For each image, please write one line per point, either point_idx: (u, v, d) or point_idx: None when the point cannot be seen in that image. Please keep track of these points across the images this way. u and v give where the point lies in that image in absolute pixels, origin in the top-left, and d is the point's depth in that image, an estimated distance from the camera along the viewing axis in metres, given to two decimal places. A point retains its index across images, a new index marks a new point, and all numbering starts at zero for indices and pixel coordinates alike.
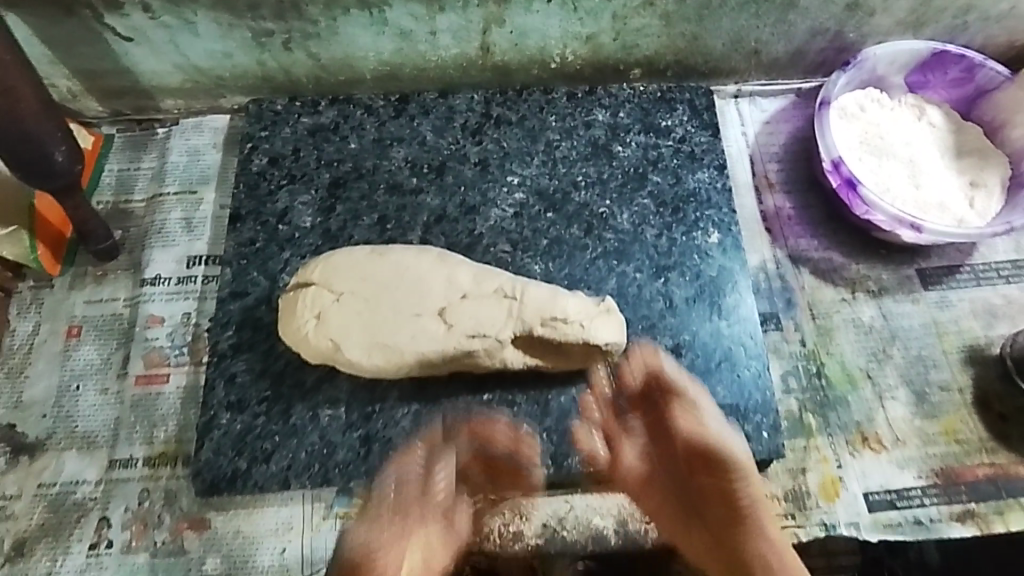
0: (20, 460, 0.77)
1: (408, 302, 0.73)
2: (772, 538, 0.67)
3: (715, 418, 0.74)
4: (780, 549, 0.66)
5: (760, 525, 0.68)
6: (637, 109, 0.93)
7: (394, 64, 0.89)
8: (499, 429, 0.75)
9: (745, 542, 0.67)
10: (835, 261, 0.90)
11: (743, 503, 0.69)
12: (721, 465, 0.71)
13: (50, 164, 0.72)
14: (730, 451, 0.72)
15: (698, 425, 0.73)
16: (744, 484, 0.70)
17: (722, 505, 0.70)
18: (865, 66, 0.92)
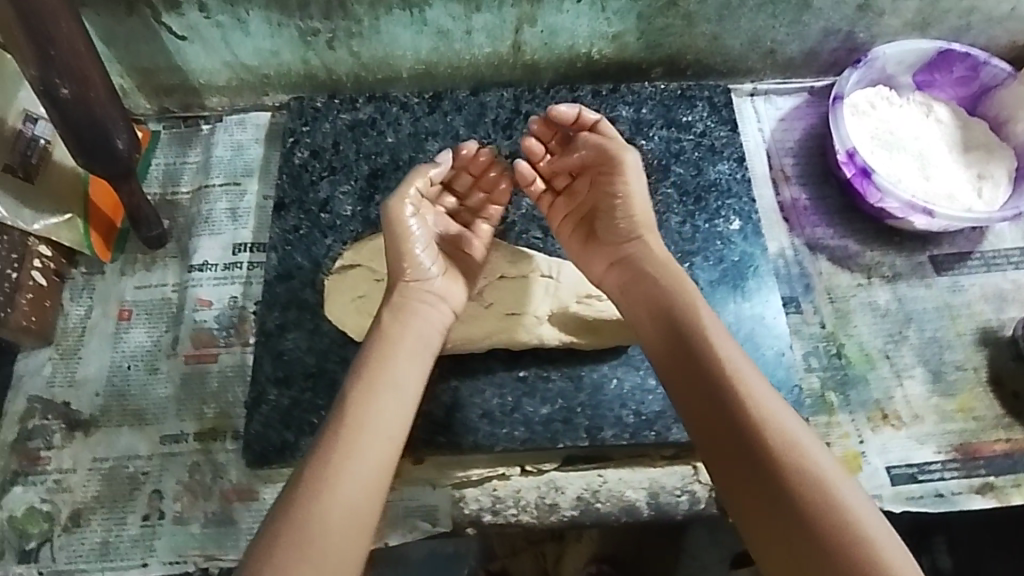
0: (75, 436, 0.81)
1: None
2: (786, 413, 0.61)
3: (705, 306, 0.70)
4: (799, 429, 0.60)
5: (775, 403, 0.61)
6: (659, 106, 0.98)
7: (430, 63, 0.94)
8: (411, 372, 0.68)
9: (758, 419, 0.60)
10: (850, 249, 0.94)
11: (751, 381, 0.63)
12: (722, 347, 0.65)
13: (113, 150, 0.77)
14: (724, 340, 0.66)
15: (693, 309, 0.69)
16: (745, 365, 0.64)
17: (736, 386, 0.62)
18: (874, 65, 0.97)
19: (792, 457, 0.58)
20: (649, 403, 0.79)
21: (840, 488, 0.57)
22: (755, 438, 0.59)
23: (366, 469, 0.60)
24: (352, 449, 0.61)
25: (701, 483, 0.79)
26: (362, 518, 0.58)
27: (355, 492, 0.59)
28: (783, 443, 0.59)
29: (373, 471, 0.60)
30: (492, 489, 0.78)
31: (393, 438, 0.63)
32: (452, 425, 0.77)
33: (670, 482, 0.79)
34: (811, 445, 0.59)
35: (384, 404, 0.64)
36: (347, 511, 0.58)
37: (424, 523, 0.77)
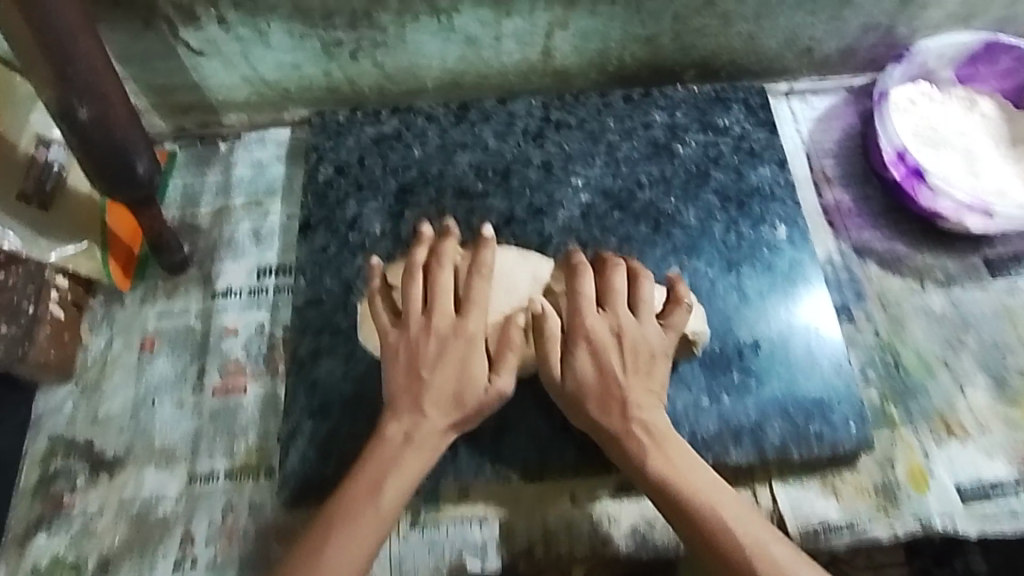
0: (101, 476, 0.77)
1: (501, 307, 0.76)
2: (772, 551, 0.63)
3: (675, 453, 0.68)
4: (786, 567, 0.62)
5: (758, 549, 0.63)
6: (694, 109, 0.94)
7: (456, 72, 0.91)
8: (412, 466, 0.68)
9: (744, 570, 0.62)
10: (899, 251, 0.90)
11: (732, 526, 0.64)
12: (696, 500, 0.65)
13: (133, 176, 0.73)
14: (699, 485, 0.66)
15: (659, 472, 0.67)
16: (719, 503, 0.65)
17: (717, 542, 0.64)
18: (916, 60, 0.94)
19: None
20: (704, 423, 0.76)
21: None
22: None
23: (358, 557, 0.64)
24: (348, 538, 0.65)
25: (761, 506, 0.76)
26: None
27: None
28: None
29: (361, 550, 0.65)
30: (542, 521, 0.74)
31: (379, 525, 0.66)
32: (499, 452, 0.74)
33: None
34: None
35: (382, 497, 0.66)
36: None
37: (473, 558, 0.72)
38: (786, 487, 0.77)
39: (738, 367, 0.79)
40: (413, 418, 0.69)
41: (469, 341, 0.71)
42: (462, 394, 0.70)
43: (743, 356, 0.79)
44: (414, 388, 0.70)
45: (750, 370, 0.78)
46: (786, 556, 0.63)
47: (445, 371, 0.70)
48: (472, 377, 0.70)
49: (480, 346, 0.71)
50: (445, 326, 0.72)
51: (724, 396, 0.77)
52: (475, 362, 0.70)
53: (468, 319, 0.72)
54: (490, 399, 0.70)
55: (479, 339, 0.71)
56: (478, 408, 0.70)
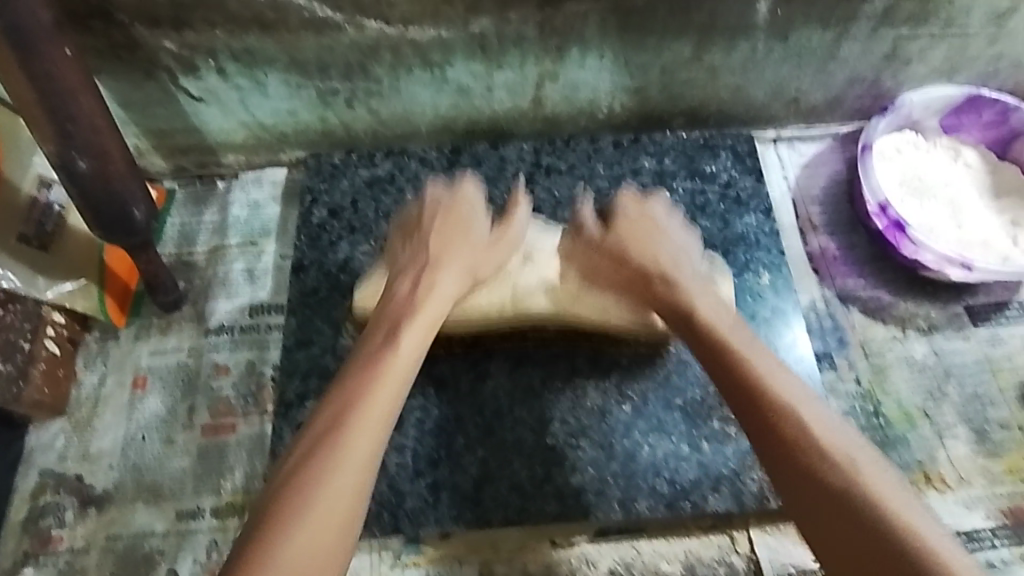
0: (90, 513, 0.78)
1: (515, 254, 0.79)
2: (828, 422, 0.57)
3: (733, 324, 0.67)
4: (840, 435, 0.57)
5: (813, 416, 0.58)
6: (681, 156, 0.96)
7: (449, 118, 0.93)
8: (410, 347, 0.65)
9: (796, 436, 0.57)
10: (884, 300, 0.91)
11: (785, 391, 0.60)
12: (751, 364, 0.62)
13: (131, 222, 0.76)
14: (756, 353, 0.64)
15: (715, 332, 0.66)
16: (830, 431, 0.57)
17: (772, 406, 0.59)
18: (901, 112, 0.95)
19: (834, 463, 0.55)
20: (684, 471, 0.76)
21: (888, 486, 0.53)
22: (814, 477, 0.55)
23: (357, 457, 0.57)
24: (346, 438, 0.58)
25: (739, 554, 0.77)
26: (347, 513, 0.55)
27: (344, 481, 0.56)
28: (824, 456, 0.55)
29: (359, 468, 0.57)
30: (523, 565, 0.75)
31: (377, 434, 0.59)
32: (481, 499, 0.75)
33: (707, 553, 0.77)
34: (856, 452, 0.55)
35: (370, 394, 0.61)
36: (334, 499, 0.55)
37: None
38: (765, 536, 0.77)
39: (719, 416, 0.79)
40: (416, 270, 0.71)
41: (461, 205, 0.77)
42: (462, 237, 0.74)
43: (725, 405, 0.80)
44: (417, 239, 0.74)
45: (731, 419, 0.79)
46: (840, 425, 0.58)
47: (443, 225, 0.74)
48: (467, 228, 0.75)
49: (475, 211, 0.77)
50: (439, 195, 0.77)
51: (705, 445, 0.78)
52: (469, 221, 0.76)
53: (462, 193, 0.78)
54: (487, 248, 0.75)
55: (471, 211, 0.76)
56: (479, 254, 0.74)
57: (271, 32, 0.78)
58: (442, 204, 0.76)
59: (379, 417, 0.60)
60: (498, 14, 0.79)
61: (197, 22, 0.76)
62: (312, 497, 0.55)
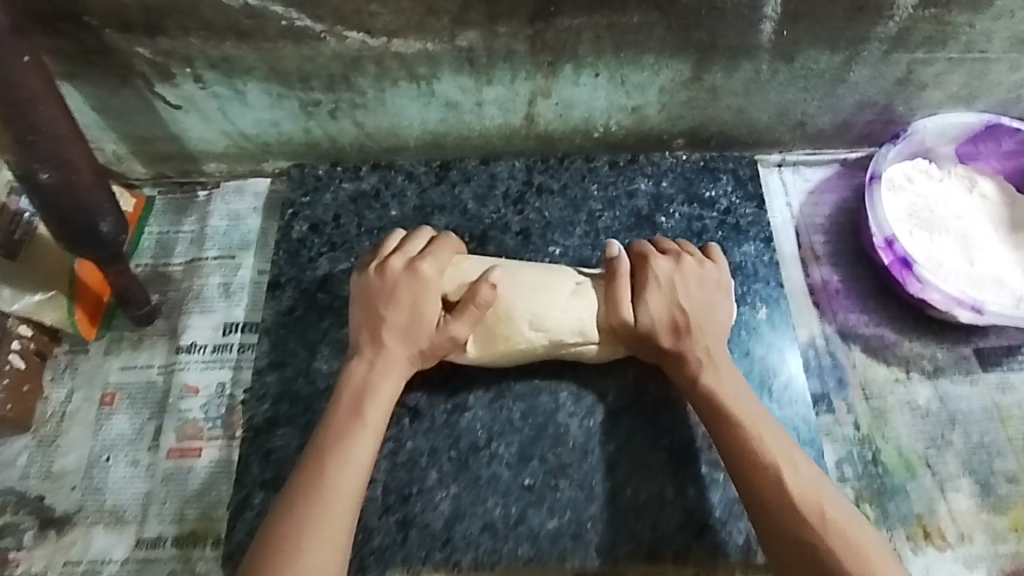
0: (48, 534, 0.75)
1: (530, 300, 0.72)
2: (806, 472, 0.62)
3: (720, 365, 0.70)
4: (814, 483, 0.62)
5: (789, 466, 0.62)
6: (680, 179, 0.92)
7: (438, 133, 0.89)
8: (378, 420, 0.66)
9: (772, 484, 0.61)
10: (887, 338, 0.86)
11: (765, 440, 0.64)
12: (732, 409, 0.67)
13: (97, 234, 0.73)
14: (739, 398, 0.68)
15: (701, 375, 0.70)
16: (799, 470, 0.62)
17: (749, 450, 0.64)
18: (914, 139, 0.90)
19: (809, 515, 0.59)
20: (667, 517, 0.72)
21: (859, 541, 0.58)
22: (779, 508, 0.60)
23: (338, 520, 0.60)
24: (332, 495, 0.60)
25: None
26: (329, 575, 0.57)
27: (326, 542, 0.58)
28: (798, 507, 0.60)
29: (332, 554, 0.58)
30: None
31: (349, 506, 0.61)
32: (451, 539, 0.71)
33: None
34: (827, 499, 0.60)
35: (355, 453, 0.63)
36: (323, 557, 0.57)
37: None
38: None
39: (705, 459, 0.75)
40: (373, 352, 0.69)
41: (424, 283, 0.70)
42: (419, 325, 0.69)
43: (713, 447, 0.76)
44: (377, 322, 0.69)
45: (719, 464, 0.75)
46: (815, 476, 0.62)
47: (399, 313, 0.69)
48: (424, 319, 0.69)
49: (435, 291, 0.70)
50: (402, 267, 0.71)
51: (690, 490, 0.74)
52: (429, 304, 0.70)
53: (429, 267, 0.71)
54: (446, 345, 0.70)
55: (433, 293, 0.70)
56: (431, 348, 0.70)
57: (248, 41, 0.75)
58: (403, 285, 0.70)
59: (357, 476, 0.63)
60: (487, 28, 0.75)
61: (171, 27, 0.73)
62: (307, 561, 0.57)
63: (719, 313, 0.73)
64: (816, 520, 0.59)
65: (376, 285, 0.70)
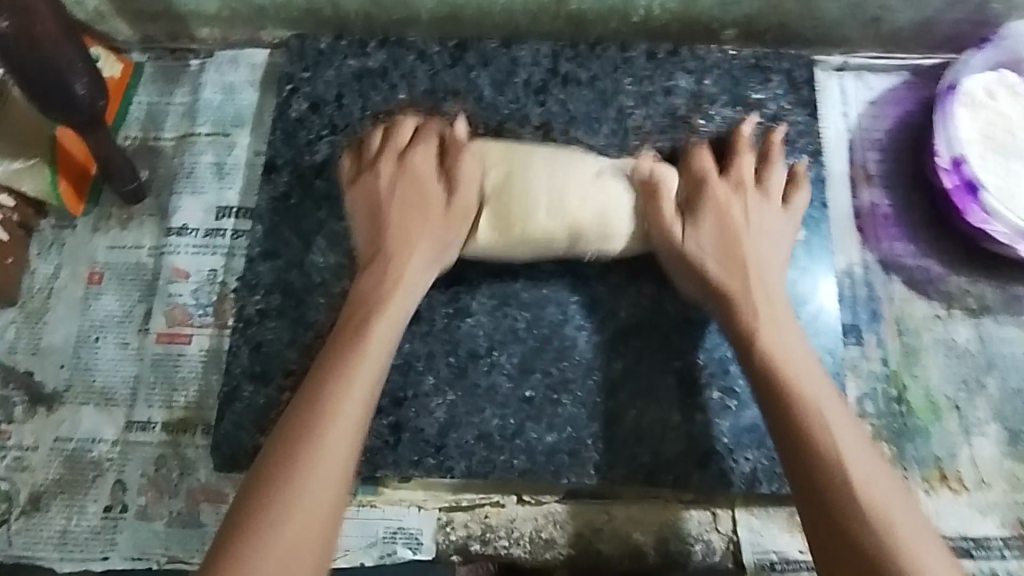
0: (37, 411, 0.74)
1: (560, 175, 0.68)
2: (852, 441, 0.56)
3: (766, 275, 0.66)
4: (849, 440, 0.56)
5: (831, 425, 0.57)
6: (725, 77, 0.81)
7: (454, 6, 0.79)
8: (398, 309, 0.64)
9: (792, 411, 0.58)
10: (933, 271, 0.79)
11: (795, 377, 0.60)
12: (766, 346, 0.62)
13: (71, 97, 0.65)
14: (780, 327, 0.63)
15: (744, 276, 0.66)
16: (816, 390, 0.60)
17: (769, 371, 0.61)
18: (1003, 46, 0.79)
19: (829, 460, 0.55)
20: (671, 442, 0.69)
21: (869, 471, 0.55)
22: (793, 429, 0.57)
23: (339, 441, 0.56)
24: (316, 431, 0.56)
25: (719, 533, 0.70)
26: (327, 519, 0.53)
27: (325, 477, 0.54)
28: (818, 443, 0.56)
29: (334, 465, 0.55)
30: (484, 517, 0.71)
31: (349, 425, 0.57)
32: (445, 446, 0.69)
33: (684, 528, 0.70)
34: (856, 454, 0.55)
35: (363, 369, 0.59)
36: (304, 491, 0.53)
37: (405, 549, 0.69)
38: (749, 517, 0.70)
39: (719, 385, 0.71)
40: (382, 266, 0.66)
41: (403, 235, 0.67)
42: (425, 207, 0.67)
43: (728, 373, 0.71)
44: (377, 216, 0.68)
45: (732, 390, 0.71)
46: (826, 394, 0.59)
47: (396, 183, 0.68)
48: (426, 188, 0.68)
49: (432, 149, 0.70)
50: (394, 162, 0.69)
51: (698, 416, 0.70)
52: (429, 188, 0.68)
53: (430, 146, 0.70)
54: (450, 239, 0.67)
55: (430, 177, 0.69)
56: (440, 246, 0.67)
57: None
58: (399, 182, 0.69)
59: (366, 390, 0.59)
60: None
61: None
62: (297, 482, 0.53)
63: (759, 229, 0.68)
64: (832, 470, 0.55)
65: (375, 159, 0.70)
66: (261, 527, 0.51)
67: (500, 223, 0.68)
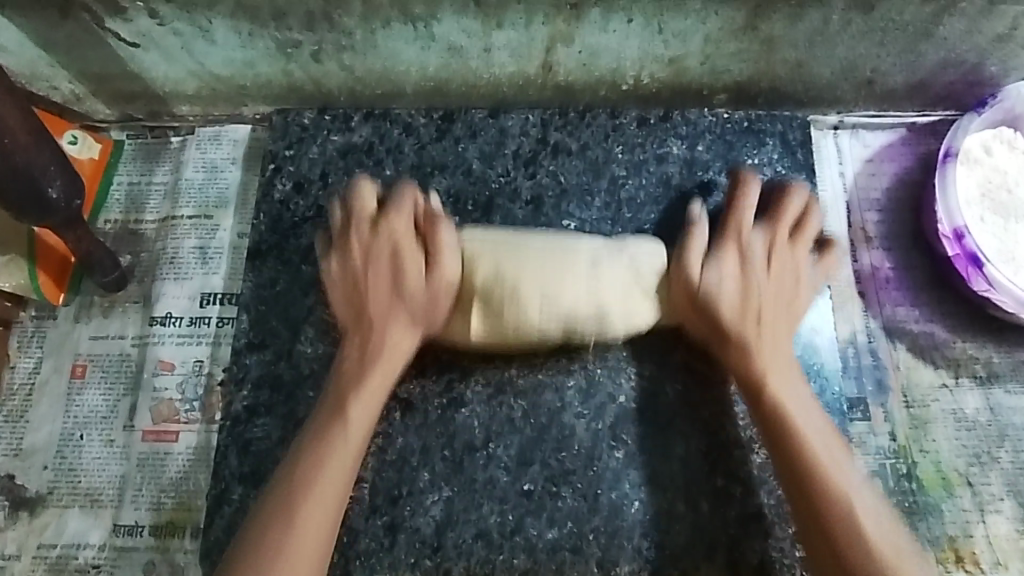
0: (21, 516, 0.72)
1: (545, 264, 0.65)
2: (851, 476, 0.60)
3: (781, 329, 0.67)
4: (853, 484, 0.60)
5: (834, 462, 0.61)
6: (718, 142, 0.79)
7: (439, 80, 0.78)
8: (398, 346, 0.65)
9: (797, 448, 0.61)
10: (938, 337, 0.77)
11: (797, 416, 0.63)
12: (778, 392, 0.64)
13: (44, 200, 0.64)
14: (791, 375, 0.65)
15: (754, 344, 0.65)
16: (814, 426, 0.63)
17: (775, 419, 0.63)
18: (1002, 106, 0.77)
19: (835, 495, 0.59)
20: (676, 533, 0.67)
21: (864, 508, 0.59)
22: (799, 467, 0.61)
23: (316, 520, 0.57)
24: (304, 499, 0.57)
25: None
26: (318, 552, 0.56)
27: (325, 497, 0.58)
28: (827, 483, 0.59)
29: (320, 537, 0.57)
30: None
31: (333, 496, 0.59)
32: (442, 546, 0.66)
33: None
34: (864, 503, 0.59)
35: (334, 460, 0.60)
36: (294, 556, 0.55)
37: None
38: None
39: (723, 471, 0.69)
40: (363, 334, 0.65)
41: (394, 262, 0.65)
42: (404, 299, 0.65)
43: (732, 459, 0.69)
44: (357, 300, 0.65)
45: (736, 477, 0.68)
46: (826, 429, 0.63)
47: (378, 278, 0.65)
48: (404, 292, 0.65)
49: (411, 243, 0.66)
50: (368, 239, 0.66)
51: (703, 504, 0.68)
52: (408, 268, 0.65)
53: (396, 220, 0.66)
54: (444, 288, 0.65)
55: (407, 251, 0.65)
56: (421, 321, 0.65)
57: None
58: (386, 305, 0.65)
59: (362, 431, 0.62)
60: None
61: None
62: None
63: (764, 276, 0.68)
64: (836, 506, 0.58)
65: (351, 239, 0.66)
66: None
67: (491, 318, 0.65)
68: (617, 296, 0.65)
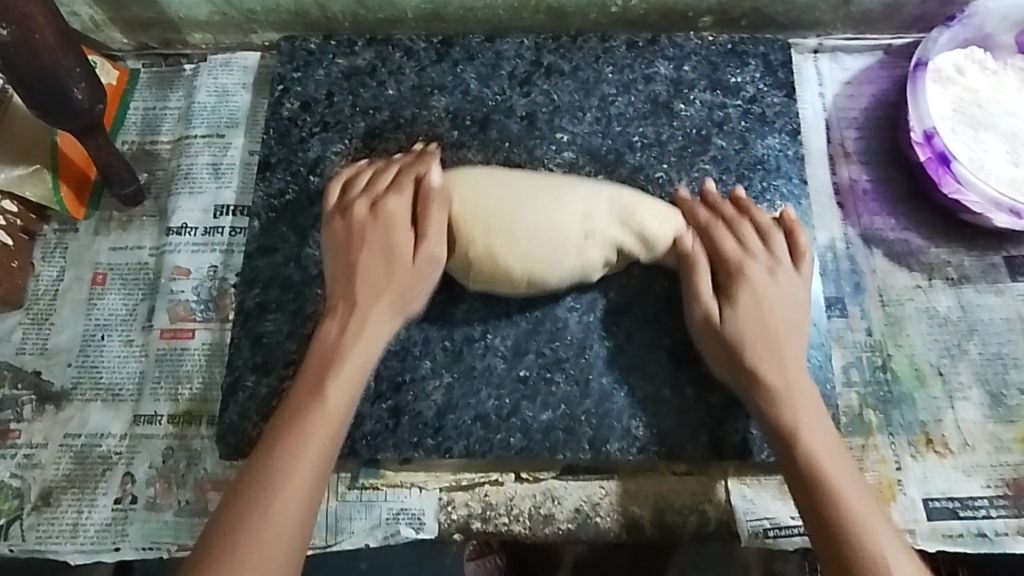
0: (46, 409, 0.76)
1: (522, 191, 0.69)
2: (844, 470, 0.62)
3: (761, 304, 0.68)
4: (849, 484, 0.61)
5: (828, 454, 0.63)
6: (703, 62, 0.84)
7: (438, 3, 0.82)
8: (380, 329, 0.67)
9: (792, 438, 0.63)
10: (913, 243, 0.81)
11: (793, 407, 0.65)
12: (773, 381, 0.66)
13: (70, 103, 0.68)
14: (772, 347, 0.67)
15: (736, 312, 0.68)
16: (810, 417, 0.64)
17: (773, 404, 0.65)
18: (971, 23, 0.81)
19: (836, 501, 0.60)
20: (663, 416, 0.71)
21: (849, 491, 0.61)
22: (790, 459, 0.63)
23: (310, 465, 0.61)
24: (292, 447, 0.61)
25: (713, 503, 0.72)
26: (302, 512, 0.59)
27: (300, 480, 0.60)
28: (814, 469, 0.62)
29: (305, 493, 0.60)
30: (483, 496, 0.72)
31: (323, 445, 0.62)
32: (443, 427, 0.71)
33: (679, 500, 0.72)
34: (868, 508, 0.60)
35: (326, 405, 0.63)
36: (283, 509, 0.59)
37: (406, 529, 0.71)
38: (741, 486, 0.72)
39: None
40: (349, 298, 0.67)
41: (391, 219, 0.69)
42: (394, 274, 0.68)
43: None
44: (349, 253, 0.69)
45: None
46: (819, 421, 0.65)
47: (374, 237, 0.69)
48: (398, 249, 0.68)
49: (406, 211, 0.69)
50: (366, 208, 0.70)
51: (689, 390, 0.72)
52: (400, 235, 0.68)
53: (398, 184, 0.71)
54: (427, 268, 0.68)
55: (403, 219, 0.69)
56: (412, 279, 0.68)
57: None
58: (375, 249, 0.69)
59: (340, 404, 0.63)
60: None
61: None
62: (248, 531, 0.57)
63: (758, 266, 0.70)
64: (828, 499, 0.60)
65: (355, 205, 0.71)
66: (238, 539, 0.57)
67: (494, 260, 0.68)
68: (615, 231, 0.69)
